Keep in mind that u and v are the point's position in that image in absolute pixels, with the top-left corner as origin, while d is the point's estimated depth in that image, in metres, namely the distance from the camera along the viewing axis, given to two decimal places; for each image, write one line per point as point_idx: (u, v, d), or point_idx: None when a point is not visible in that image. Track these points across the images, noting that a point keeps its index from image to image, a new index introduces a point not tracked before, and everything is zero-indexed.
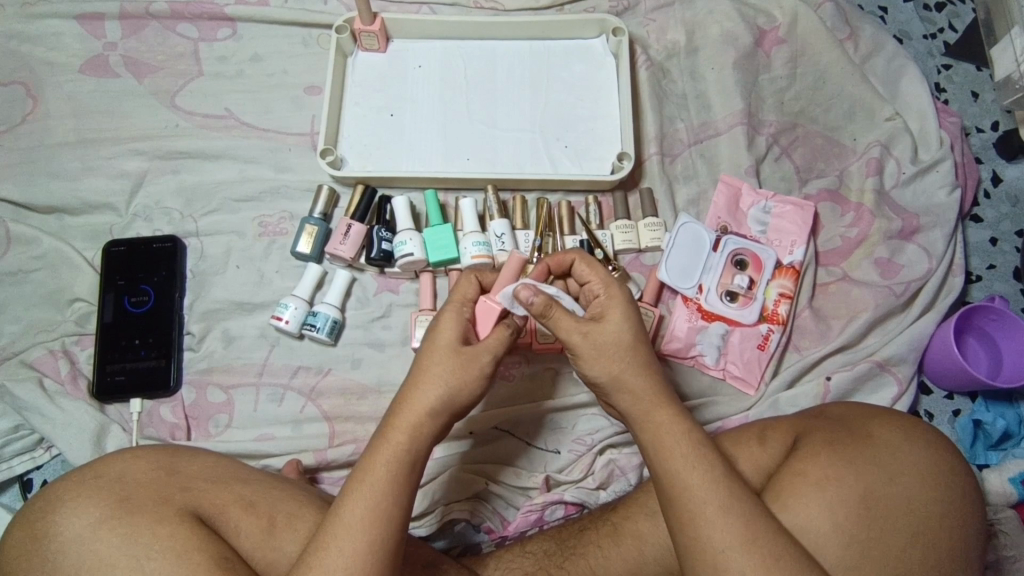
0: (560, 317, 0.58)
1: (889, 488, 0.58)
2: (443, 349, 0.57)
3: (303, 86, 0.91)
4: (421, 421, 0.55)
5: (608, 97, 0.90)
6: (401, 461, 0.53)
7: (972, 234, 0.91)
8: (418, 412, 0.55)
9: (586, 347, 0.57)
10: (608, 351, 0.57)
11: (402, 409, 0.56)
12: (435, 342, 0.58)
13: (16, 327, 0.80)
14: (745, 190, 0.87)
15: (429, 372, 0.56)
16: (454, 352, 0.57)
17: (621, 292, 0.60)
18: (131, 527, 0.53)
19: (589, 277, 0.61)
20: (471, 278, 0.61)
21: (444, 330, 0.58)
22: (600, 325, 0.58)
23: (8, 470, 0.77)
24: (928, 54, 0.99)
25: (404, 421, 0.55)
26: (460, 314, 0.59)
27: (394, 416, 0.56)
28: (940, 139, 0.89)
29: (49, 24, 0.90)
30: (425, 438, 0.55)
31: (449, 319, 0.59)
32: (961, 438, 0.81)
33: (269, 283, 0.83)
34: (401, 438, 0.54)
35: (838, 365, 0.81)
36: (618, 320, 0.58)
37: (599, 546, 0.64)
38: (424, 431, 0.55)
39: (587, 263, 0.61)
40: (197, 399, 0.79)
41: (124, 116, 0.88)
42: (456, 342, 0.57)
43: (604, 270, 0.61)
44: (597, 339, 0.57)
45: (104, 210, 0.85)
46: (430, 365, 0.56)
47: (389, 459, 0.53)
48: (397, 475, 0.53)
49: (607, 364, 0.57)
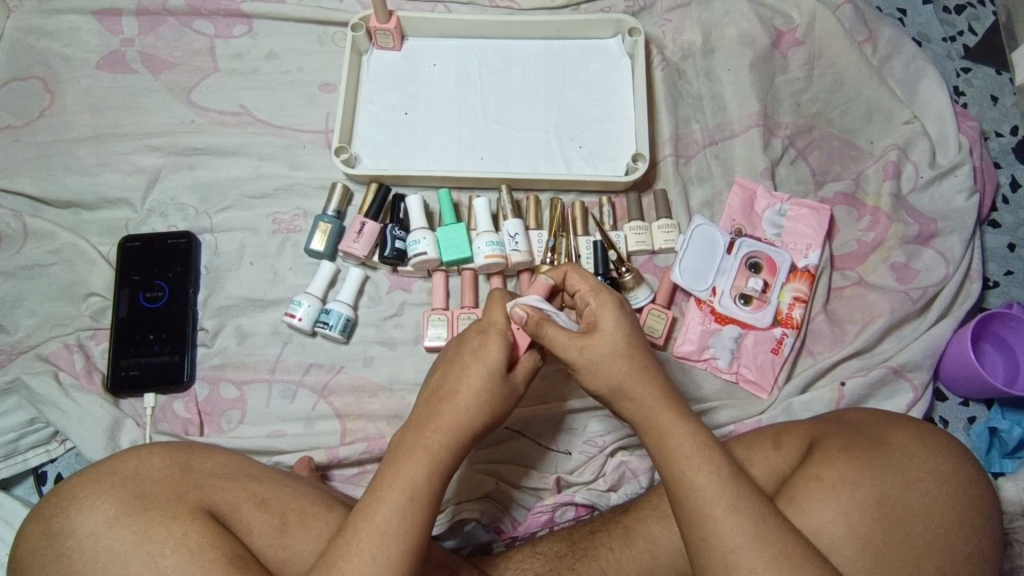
0: (554, 334, 0.58)
1: (906, 494, 0.57)
2: (492, 374, 0.57)
3: (317, 84, 0.91)
4: (460, 437, 0.56)
5: (624, 98, 0.90)
6: (440, 475, 0.54)
7: (990, 239, 0.90)
8: (459, 425, 0.56)
9: (582, 362, 0.57)
10: (608, 360, 0.57)
11: (439, 422, 0.55)
12: (482, 363, 0.57)
13: (33, 320, 0.81)
14: (760, 192, 0.87)
15: (470, 390, 0.56)
16: (500, 380, 0.58)
17: (610, 299, 0.59)
18: (146, 524, 0.53)
19: (579, 286, 0.61)
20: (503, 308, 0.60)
21: (492, 355, 0.57)
22: (595, 339, 0.57)
23: (22, 463, 0.77)
24: (948, 56, 0.98)
25: (443, 436, 0.55)
26: (506, 339, 0.59)
27: (430, 427, 0.55)
28: (958, 143, 0.88)
29: (69, 20, 0.91)
30: (458, 454, 0.56)
31: (495, 342, 0.58)
32: (977, 445, 0.80)
33: (283, 280, 0.83)
34: (438, 450, 0.55)
35: (852, 370, 0.80)
36: (614, 330, 0.58)
37: (611, 548, 0.64)
38: (460, 446, 0.56)
39: (580, 274, 0.61)
40: (210, 394, 0.79)
41: (141, 112, 0.89)
42: (502, 368, 0.58)
43: (593, 277, 0.61)
44: (595, 351, 0.57)
45: (120, 206, 0.85)
46: (476, 387, 0.56)
47: (426, 471, 0.53)
48: (435, 487, 0.53)
49: (607, 376, 0.57)
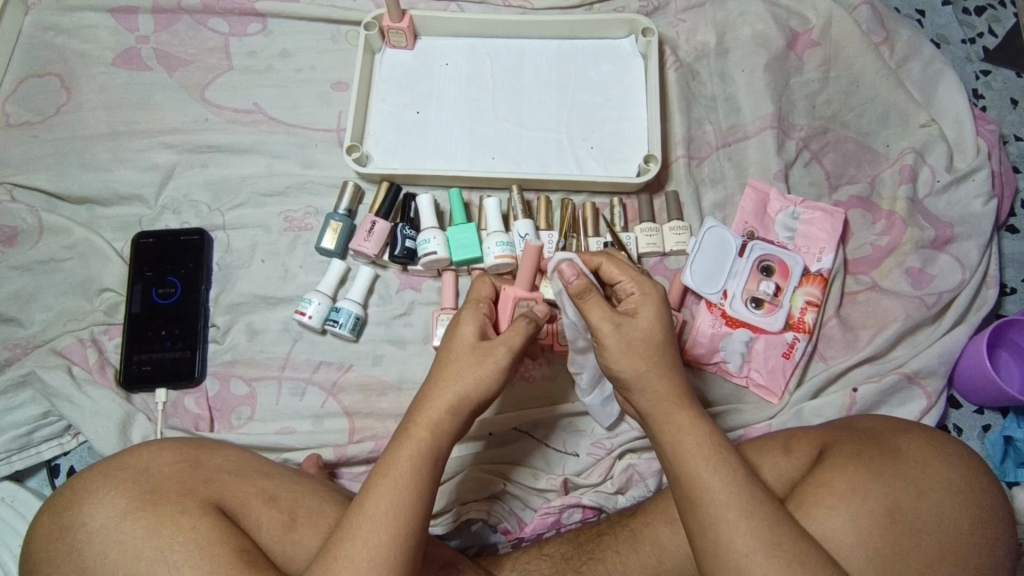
0: (592, 304, 0.58)
1: (920, 503, 0.57)
2: (462, 342, 0.59)
3: (330, 82, 0.91)
4: (443, 416, 0.56)
5: (637, 98, 0.89)
6: (424, 457, 0.54)
7: (1008, 245, 0.88)
8: (440, 408, 0.56)
9: (615, 337, 0.57)
10: (639, 343, 0.57)
11: (425, 406, 0.56)
12: (456, 338, 0.60)
13: (47, 314, 0.81)
14: (773, 195, 0.86)
15: (449, 369, 0.57)
16: (472, 347, 0.59)
17: (655, 290, 0.59)
18: (154, 519, 0.53)
19: (619, 276, 0.61)
20: (488, 282, 0.65)
21: (464, 327, 0.60)
22: (633, 320, 0.58)
23: (36, 456, 0.78)
24: (967, 58, 0.97)
25: (427, 418, 0.55)
26: (478, 312, 0.62)
27: (416, 412, 0.56)
28: (976, 147, 0.87)
29: (87, 18, 0.92)
30: (446, 437, 0.56)
31: (468, 317, 0.61)
32: (991, 454, 0.79)
33: (294, 277, 0.83)
34: (423, 433, 0.55)
35: (865, 376, 0.79)
36: (652, 319, 0.58)
37: (616, 551, 0.64)
38: (446, 427, 0.56)
39: (617, 265, 0.61)
40: (220, 390, 0.79)
41: (155, 109, 0.89)
42: (474, 336, 0.59)
43: (633, 269, 0.61)
44: (631, 332, 0.57)
45: (134, 202, 0.86)
46: (449, 360, 0.58)
47: (413, 454, 0.54)
48: (418, 467, 0.53)
49: (634, 360, 0.57)
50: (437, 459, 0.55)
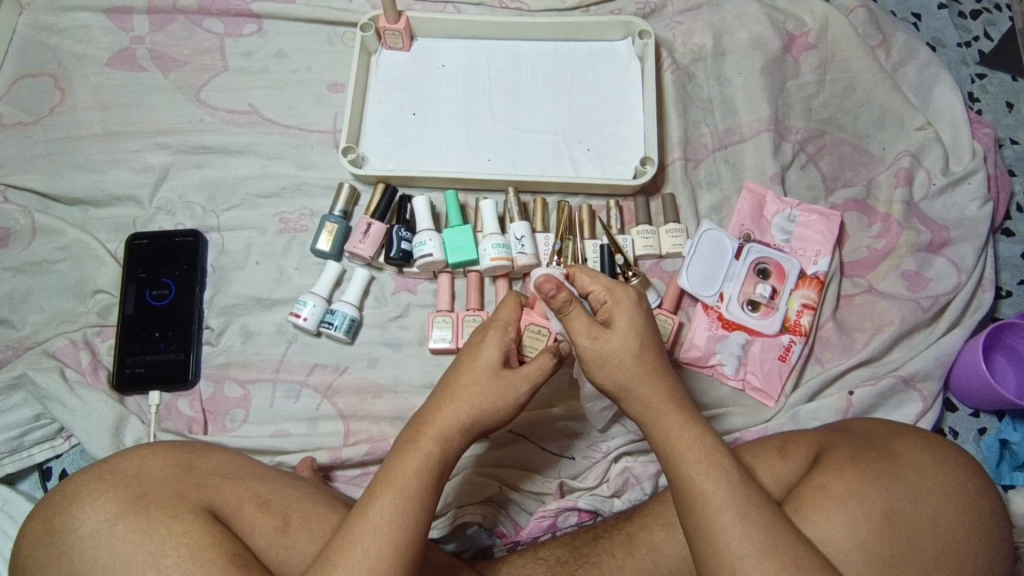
0: (576, 316, 0.57)
1: (915, 505, 0.57)
2: (483, 367, 0.57)
3: (326, 83, 0.91)
4: (452, 432, 0.55)
5: (633, 100, 0.89)
6: (431, 470, 0.54)
7: (1003, 248, 0.88)
8: (449, 423, 0.56)
9: (593, 352, 0.57)
10: (618, 356, 0.56)
11: (432, 420, 0.56)
12: (476, 359, 0.58)
13: (40, 316, 0.81)
14: (770, 197, 0.86)
15: (462, 389, 0.57)
16: (495, 374, 0.57)
17: (626, 295, 0.58)
18: (148, 524, 0.53)
19: (590, 285, 0.59)
20: (513, 303, 0.61)
21: (487, 349, 0.58)
22: (609, 333, 0.57)
23: (28, 459, 0.78)
24: (962, 62, 0.97)
25: (434, 430, 0.55)
26: (504, 335, 0.59)
27: (423, 425, 0.56)
28: (972, 150, 0.87)
29: (81, 18, 0.92)
30: (453, 451, 0.56)
31: (491, 339, 0.59)
32: (987, 457, 0.79)
33: (289, 279, 0.83)
34: (430, 446, 0.54)
35: (861, 379, 0.79)
36: (627, 326, 0.57)
37: (613, 555, 0.63)
38: (454, 442, 0.56)
39: (588, 273, 0.60)
40: (214, 392, 0.79)
41: (149, 110, 0.89)
42: (498, 362, 0.58)
43: (605, 276, 0.59)
44: (605, 346, 0.56)
45: (128, 203, 0.85)
46: (467, 382, 0.57)
47: (417, 465, 0.53)
48: (424, 481, 0.53)
49: (614, 372, 0.56)
50: (444, 474, 0.55)
